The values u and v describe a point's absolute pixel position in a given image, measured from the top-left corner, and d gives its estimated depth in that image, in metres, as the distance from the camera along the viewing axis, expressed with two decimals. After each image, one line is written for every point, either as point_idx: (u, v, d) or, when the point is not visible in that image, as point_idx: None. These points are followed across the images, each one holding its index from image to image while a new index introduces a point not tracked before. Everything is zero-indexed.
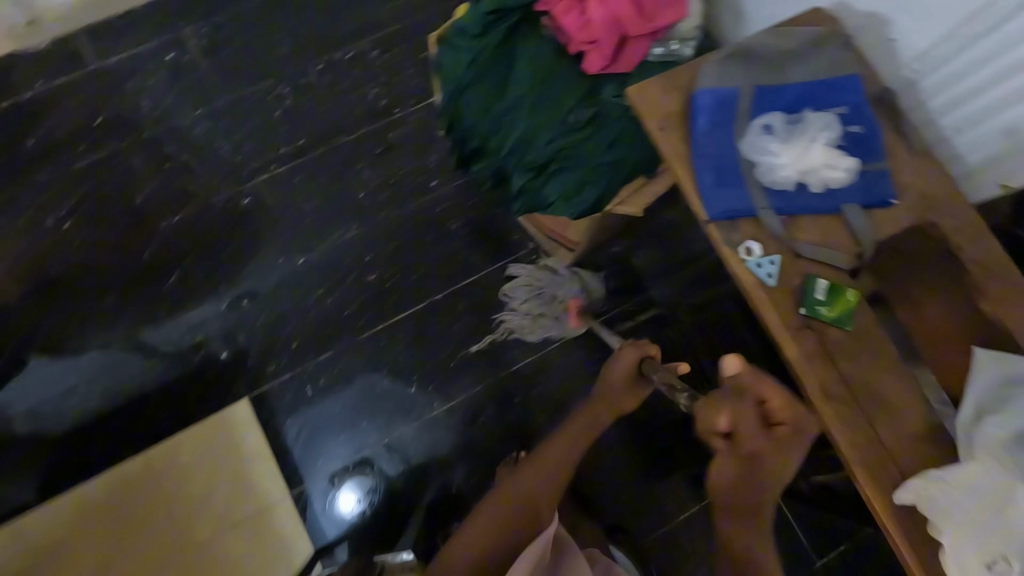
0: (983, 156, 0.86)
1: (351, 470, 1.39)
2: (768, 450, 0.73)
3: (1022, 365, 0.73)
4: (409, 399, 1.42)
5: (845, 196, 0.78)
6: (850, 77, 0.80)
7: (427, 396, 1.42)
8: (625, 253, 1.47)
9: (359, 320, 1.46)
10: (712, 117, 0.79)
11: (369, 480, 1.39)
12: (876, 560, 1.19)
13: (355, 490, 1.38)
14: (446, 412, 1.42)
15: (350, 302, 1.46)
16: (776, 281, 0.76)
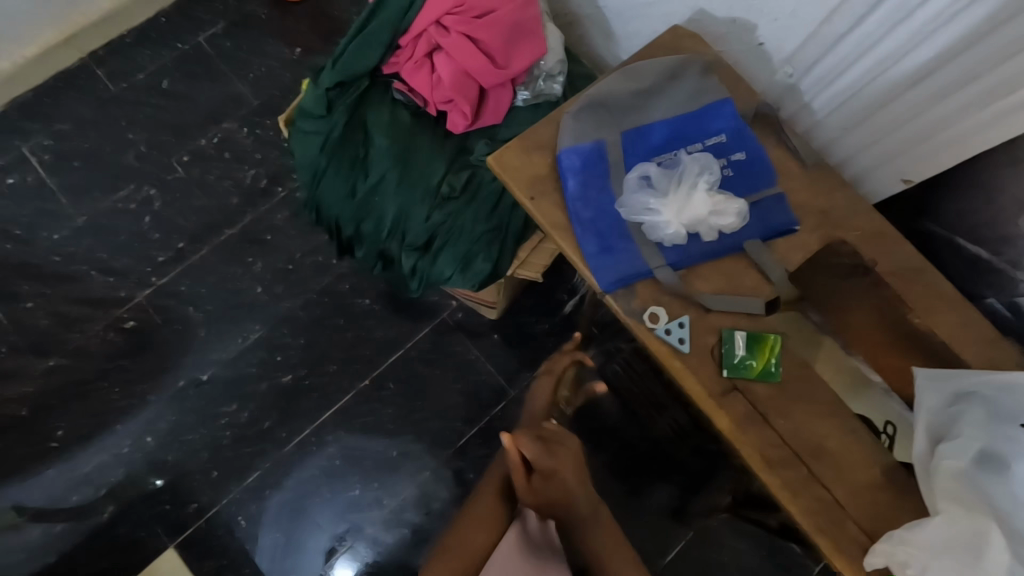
0: (878, 151, 0.80)
1: (339, 547, 1.26)
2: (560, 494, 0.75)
3: (964, 380, 0.68)
4: (354, 504, 1.28)
5: (743, 234, 0.71)
6: (721, 101, 0.73)
7: (372, 494, 1.29)
8: (554, 292, 1.37)
9: (282, 428, 1.31)
10: (583, 175, 0.70)
11: (364, 550, 1.27)
12: None
13: (351, 565, 1.25)
14: (397, 508, 1.28)
15: (268, 412, 1.32)
16: (690, 345, 0.67)
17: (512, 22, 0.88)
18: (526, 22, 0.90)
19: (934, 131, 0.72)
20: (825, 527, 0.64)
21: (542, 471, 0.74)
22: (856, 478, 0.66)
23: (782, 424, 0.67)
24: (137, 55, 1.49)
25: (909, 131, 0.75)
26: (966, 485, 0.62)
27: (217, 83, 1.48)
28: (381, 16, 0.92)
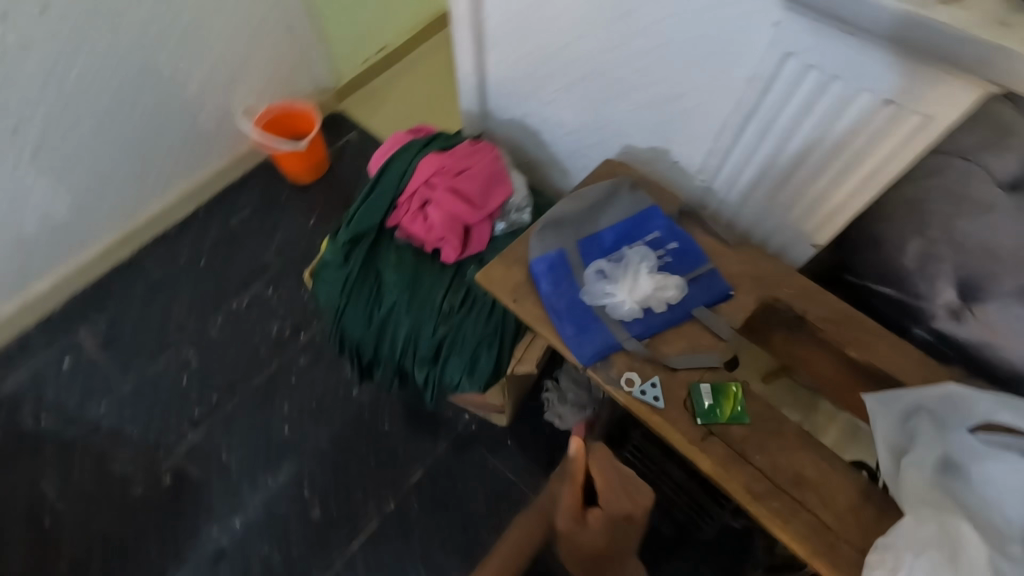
0: (785, 226, 0.99)
1: None
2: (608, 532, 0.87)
3: (907, 399, 0.78)
4: None
5: (691, 304, 0.86)
6: (650, 208, 0.94)
7: None
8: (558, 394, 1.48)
9: (314, 564, 1.34)
10: (552, 276, 0.88)
11: None
12: None
13: None
14: None
15: (299, 549, 1.35)
16: (665, 401, 0.79)
17: (483, 174, 1.13)
18: (494, 173, 1.15)
19: (820, 200, 0.91)
20: (817, 550, 0.70)
21: (599, 513, 0.87)
22: (838, 501, 0.74)
23: (759, 460, 0.76)
24: (178, 241, 1.76)
25: (803, 202, 0.93)
26: (931, 490, 0.70)
27: (247, 256, 1.74)
28: (381, 184, 1.17)
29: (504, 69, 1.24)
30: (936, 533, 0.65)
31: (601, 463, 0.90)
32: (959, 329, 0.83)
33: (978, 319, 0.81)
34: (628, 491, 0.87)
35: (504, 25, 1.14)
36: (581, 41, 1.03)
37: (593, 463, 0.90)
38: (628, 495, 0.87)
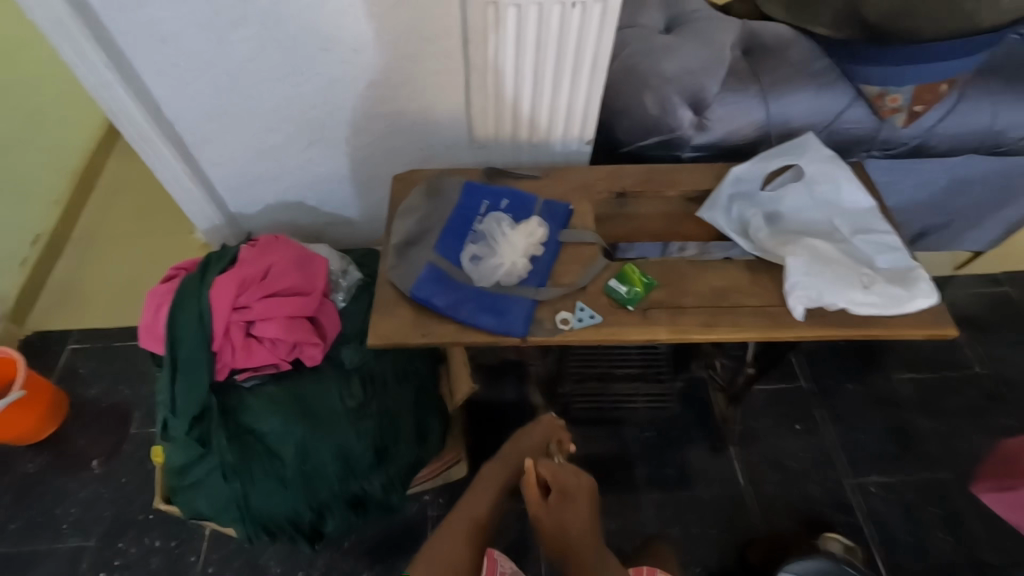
0: (556, 147, 1.10)
1: None
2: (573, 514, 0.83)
3: (721, 197, 0.98)
4: None
5: (554, 234, 0.93)
6: (466, 185, 0.95)
7: None
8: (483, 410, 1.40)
9: None
10: (438, 289, 0.84)
11: None
12: (810, 368, 1.54)
13: None
14: None
15: None
16: (600, 313, 0.85)
17: (289, 262, 1.00)
18: (299, 254, 1.02)
19: (573, 107, 1.02)
20: (764, 324, 0.85)
21: (556, 504, 0.83)
22: (746, 286, 0.89)
23: (686, 301, 0.87)
24: None
25: (562, 115, 1.04)
26: (779, 240, 0.92)
27: (40, 568, 1.24)
28: (181, 345, 0.95)
29: (223, 160, 1.11)
30: (809, 257, 0.86)
31: (550, 463, 0.85)
32: (708, 136, 1.06)
33: (714, 122, 1.04)
34: (564, 493, 0.84)
35: (198, 116, 1.02)
36: (291, 87, 0.99)
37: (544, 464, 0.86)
38: (566, 489, 0.84)
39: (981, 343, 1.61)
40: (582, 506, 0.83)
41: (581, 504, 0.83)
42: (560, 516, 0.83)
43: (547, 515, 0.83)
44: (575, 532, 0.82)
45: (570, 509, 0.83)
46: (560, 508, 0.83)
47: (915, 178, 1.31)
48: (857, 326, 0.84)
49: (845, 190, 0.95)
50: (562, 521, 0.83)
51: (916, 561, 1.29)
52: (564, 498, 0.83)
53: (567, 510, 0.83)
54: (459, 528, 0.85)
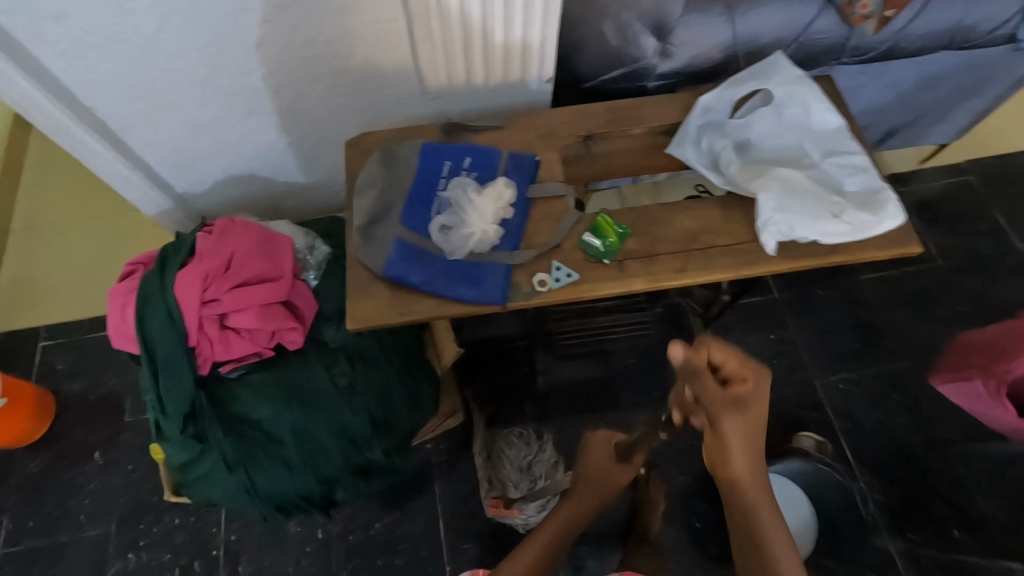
0: (515, 92, 1.04)
1: None
2: (757, 429, 0.68)
3: (689, 132, 0.95)
4: None
5: (522, 190, 0.90)
6: (424, 145, 0.90)
7: None
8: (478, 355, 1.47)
9: None
10: (409, 266, 0.82)
11: None
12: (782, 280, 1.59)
13: None
14: None
15: None
16: (576, 270, 0.85)
17: (252, 248, 0.95)
18: (259, 237, 0.98)
19: (530, 43, 0.94)
20: (737, 263, 0.86)
21: (735, 396, 0.64)
22: (719, 224, 0.89)
23: (661, 247, 0.87)
24: None
25: (521, 54, 0.96)
26: (751, 172, 0.90)
27: (67, 556, 1.30)
28: (155, 346, 0.92)
29: (158, 141, 1.02)
30: (781, 192, 0.85)
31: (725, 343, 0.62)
32: (672, 63, 1.01)
33: (678, 47, 0.99)
34: (755, 390, 0.65)
35: (120, 98, 0.92)
36: (220, 59, 0.90)
37: (723, 346, 0.62)
38: (756, 386, 0.65)
39: (944, 237, 1.66)
40: (760, 406, 0.67)
41: (751, 422, 0.66)
42: (743, 426, 0.65)
43: (739, 413, 0.65)
44: (751, 447, 0.69)
45: (751, 412, 0.65)
46: (746, 413, 0.65)
47: (885, 79, 1.27)
48: (826, 256, 0.85)
49: (815, 112, 0.93)
50: (754, 418, 0.67)
51: (881, 444, 1.41)
52: (759, 401, 0.65)
53: (749, 401, 0.65)
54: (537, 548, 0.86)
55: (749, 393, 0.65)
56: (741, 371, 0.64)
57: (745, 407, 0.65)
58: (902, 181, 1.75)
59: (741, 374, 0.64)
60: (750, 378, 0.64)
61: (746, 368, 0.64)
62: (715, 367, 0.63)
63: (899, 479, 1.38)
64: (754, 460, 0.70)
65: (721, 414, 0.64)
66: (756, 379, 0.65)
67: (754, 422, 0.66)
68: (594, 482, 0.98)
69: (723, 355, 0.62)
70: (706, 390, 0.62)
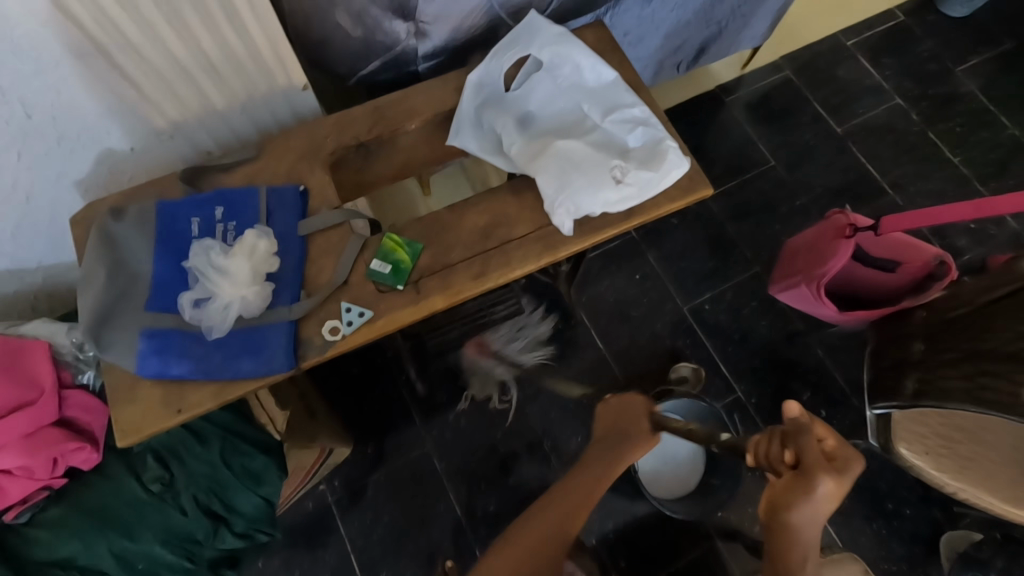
0: (269, 111, 0.91)
1: None
2: (833, 503, 0.73)
3: (465, 119, 0.88)
4: None
5: (291, 229, 0.79)
6: (157, 206, 0.76)
7: None
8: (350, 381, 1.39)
9: None
10: (169, 359, 0.70)
11: None
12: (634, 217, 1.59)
13: None
14: None
15: None
16: (370, 306, 0.77)
17: None
18: (0, 356, 0.82)
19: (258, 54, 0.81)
20: (536, 252, 0.81)
21: (844, 468, 0.73)
22: (513, 212, 0.83)
23: (456, 254, 0.81)
24: None
25: (254, 67, 0.82)
26: (532, 149, 0.84)
27: None
28: None
29: None
30: (562, 169, 0.80)
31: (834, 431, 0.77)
32: (432, 41, 0.91)
33: (431, 23, 0.87)
34: (852, 468, 0.73)
35: None
36: None
37: (832, 431, 0.77)
38: (856, 461, 0.74)
39: (771, 138, 1.71)
40: (845, 485, 0.75)
41: (831, 500, 0.71)
42: (820, 494, 0.71)
43: (840, 483, 0.71)
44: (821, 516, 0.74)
45: (828, 491, 0.71)
46: (834, 485, 0.71)
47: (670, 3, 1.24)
48: (623, 222, 0.82)
49: (587, 69, 0.88)
50: (834, 496, 0.72)
51: (750, 351, 1.48)
52: (849, 471, 0.72)
53: (844, 476, 0.72)
54: (555, 511, 0.86)
55: (846, 470, 0.73)
56: (848, 455, 0.74)
57: (842, 473, 0.72)
58: (728, 91, 1.77)
59: (851, 454, 0.74)
60: (846, 455, 0.74)
61: (847, 451, 0.75)
62: (818, 438, 0.76)
63: (769, 377, 1.47)
64: (815, 522, 0.75)
65: (816, 471, 0.70)
66: (857, 464, 0.74)
67: (835, 494, 0.73)
68: (629, 435, 1.02)
69: (836, 437, 0.76)
70: (807, 446, 0.73)
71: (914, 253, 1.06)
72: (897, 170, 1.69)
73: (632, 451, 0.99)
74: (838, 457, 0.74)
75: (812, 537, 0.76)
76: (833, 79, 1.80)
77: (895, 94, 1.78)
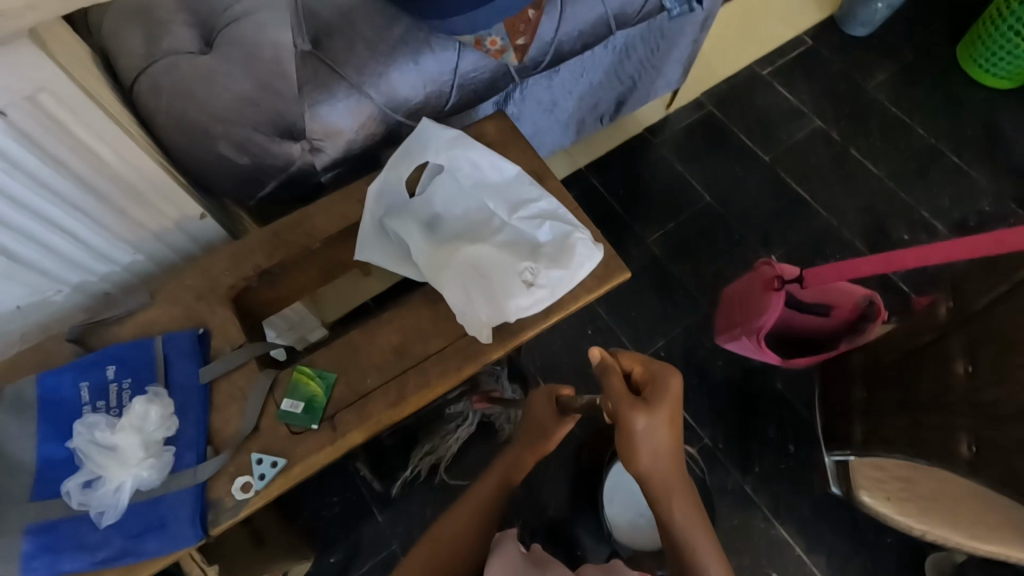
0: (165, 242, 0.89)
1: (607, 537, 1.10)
2: (674, 434, 0.68)
3: (369, 229, 0.85)
4: None
5: (192, 377, 0.75)
6: (41, 378, 0.71)
7: None
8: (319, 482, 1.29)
9: None
10: (60, 555, 0.65)
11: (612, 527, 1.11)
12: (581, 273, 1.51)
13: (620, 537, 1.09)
14: None
15: None
16: (284, 453, 0.72)
17: None
18: None
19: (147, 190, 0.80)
20: (456, 365, 0.78)
21: (648, 394, 0.68)
22: (428, 325, 0.80)
23: (373, 381, 0.77)
24: None
25: (142, 207, 0.82)
26: (442, 256, 0.82)
27: None
28: None
29: None
30: (469, 282, 0.79)
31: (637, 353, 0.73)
32: (327, 155, 0.89)
33: (323, 140, 0.86)
34: (661, 389, 0.68)
35: None
36: None
37: (636, 356, 0.73)
38: (663, 382, 0.68)
39: (707, 171, 1.68)
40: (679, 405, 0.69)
41: (667, 437, 0.67)
42: (647, 425, 0.66)
43: (651, 408, 0.66)
44: (671, 459, 0.68)
45: (650, 423, 0.66)
46: (654, 411, 0.66)
47: (575, 70, 1.24)
48: (541, 324, 0.81)
49: (488, 166, 0.86)
50: (669, 427, 0.68)
51: (718, 397, 1.41)
52: (663, 392, 0.67)
53: (657, 399, 0.67)
54: (467, 509, 0.76)
55: (658, 392, 0.68)
56: (656, 372, 0.70)
57: (651, 400, 0.67)
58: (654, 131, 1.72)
59: (654, 372, 0.70)
60: (654, 373, 0.70)
61: (653, 368, 0.71)
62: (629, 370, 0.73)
63: (734, 420, 1.39)
64: (674, 465, 0.69)
65: (625, 404, 0.66)
66: (672, 381, 0.68)
67: (660, 422, 0.67)
68: (532, 436, 0.84)
69: (638, 361, 0.72)
70: (614, 382, 0.69)
71: (844, 297, 1.05)
72: (825, 187, 1.64)
73: (534, 443, 0.83)
74: (651, 380, 0.70)
75: (686, 488, 0.69)
76: (751, 107, 1.76)
77: (812, 115, 1.74)
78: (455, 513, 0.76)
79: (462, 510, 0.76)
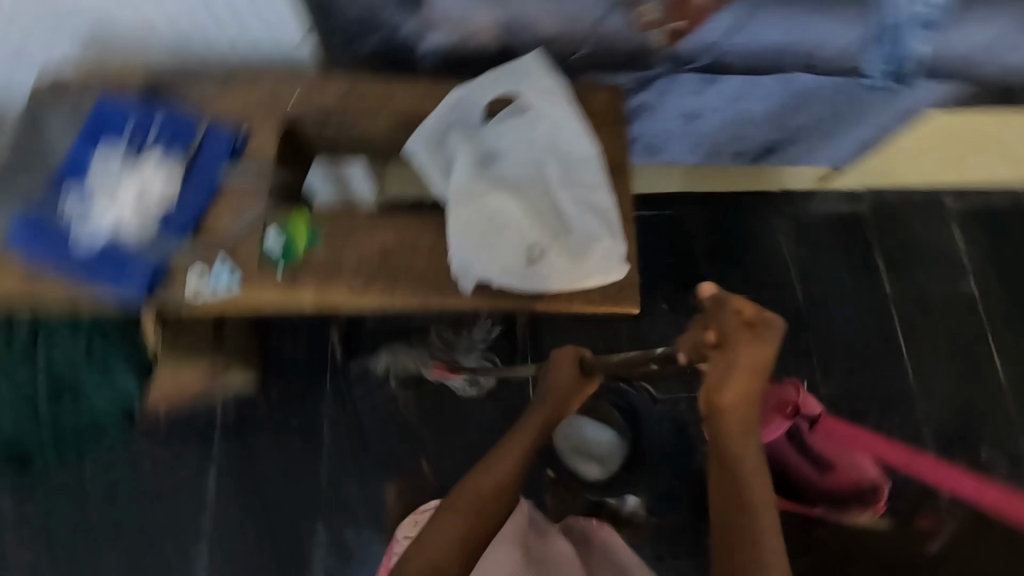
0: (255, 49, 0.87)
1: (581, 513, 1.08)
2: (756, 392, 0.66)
3: (429, 130, 0.83)
4: None
5: (211, 169, 0.80)
6: (102, 105, 0.81)
7: None
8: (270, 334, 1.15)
9: None
10: (43, 242, 0.75)
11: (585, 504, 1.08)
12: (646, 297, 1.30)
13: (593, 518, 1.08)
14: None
15: None
16: (242, 274, 0.75)
17: None
18: None
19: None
20: (425, 293, 0.77)
21: (756, 344, 0.63)
22: (425, 244, 0.79)
23: (348, 262, 0.77)
24: None
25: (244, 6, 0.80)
26: (474, 189, 0.79)
27: None
28: None
29: None
30: (478, 226, 0.77)
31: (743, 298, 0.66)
32: (433, 42, 0.85)
33: (435, 24, 0.81)
34: (767, 336, 0.63)
35: None
36: None
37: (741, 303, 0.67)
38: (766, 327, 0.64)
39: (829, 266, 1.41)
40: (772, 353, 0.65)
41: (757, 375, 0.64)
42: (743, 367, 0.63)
43: (752, 345, 0.63)
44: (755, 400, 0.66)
45: (751, 351, 0.63)
46: (759, 346, 0.63)
47: (737, 90, 0.99)
48: (523, 301, 0.77)
49: (565, 133, 0.82)
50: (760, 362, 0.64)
51: None
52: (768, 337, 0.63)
53: (763, 336, 0.63)
54: (483, 486, 0.72)
55: (764, 338, 0.63)
56: (762, 323, 0.64)
57: (762, 340, 0.63)
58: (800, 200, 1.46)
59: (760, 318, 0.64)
60: (761, 317, 0.64)
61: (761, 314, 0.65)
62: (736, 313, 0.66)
63: None
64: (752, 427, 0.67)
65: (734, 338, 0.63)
66: (776, 331, 0.64)
67: (756, 367, 0.64)
68: (557, 398, 0.82)
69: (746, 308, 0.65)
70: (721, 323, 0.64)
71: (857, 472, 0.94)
72: None
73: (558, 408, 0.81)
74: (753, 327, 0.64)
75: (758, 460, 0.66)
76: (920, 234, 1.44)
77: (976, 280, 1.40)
78: (476, 483, 0.72)
79: (478, 486, 0.72)
